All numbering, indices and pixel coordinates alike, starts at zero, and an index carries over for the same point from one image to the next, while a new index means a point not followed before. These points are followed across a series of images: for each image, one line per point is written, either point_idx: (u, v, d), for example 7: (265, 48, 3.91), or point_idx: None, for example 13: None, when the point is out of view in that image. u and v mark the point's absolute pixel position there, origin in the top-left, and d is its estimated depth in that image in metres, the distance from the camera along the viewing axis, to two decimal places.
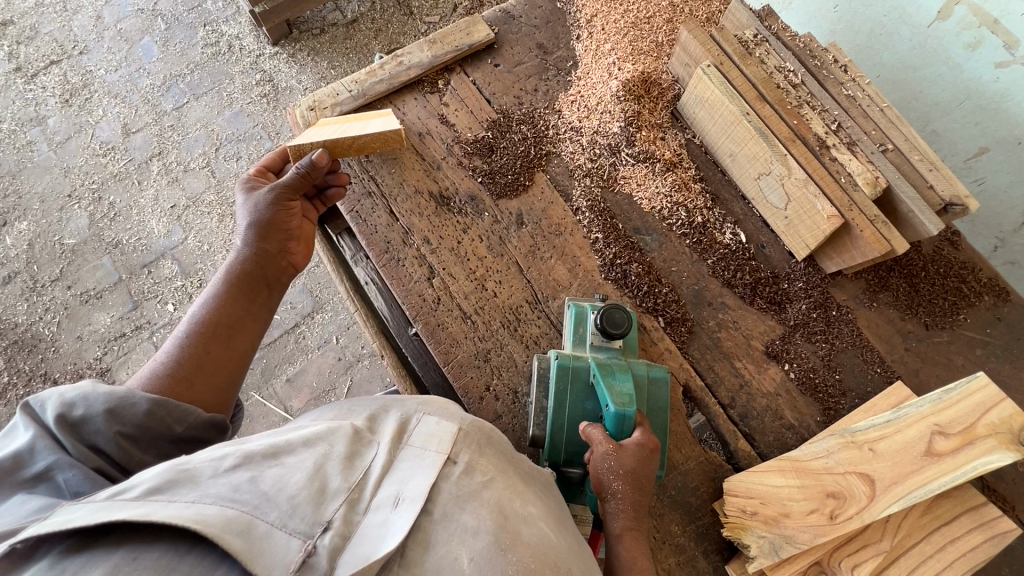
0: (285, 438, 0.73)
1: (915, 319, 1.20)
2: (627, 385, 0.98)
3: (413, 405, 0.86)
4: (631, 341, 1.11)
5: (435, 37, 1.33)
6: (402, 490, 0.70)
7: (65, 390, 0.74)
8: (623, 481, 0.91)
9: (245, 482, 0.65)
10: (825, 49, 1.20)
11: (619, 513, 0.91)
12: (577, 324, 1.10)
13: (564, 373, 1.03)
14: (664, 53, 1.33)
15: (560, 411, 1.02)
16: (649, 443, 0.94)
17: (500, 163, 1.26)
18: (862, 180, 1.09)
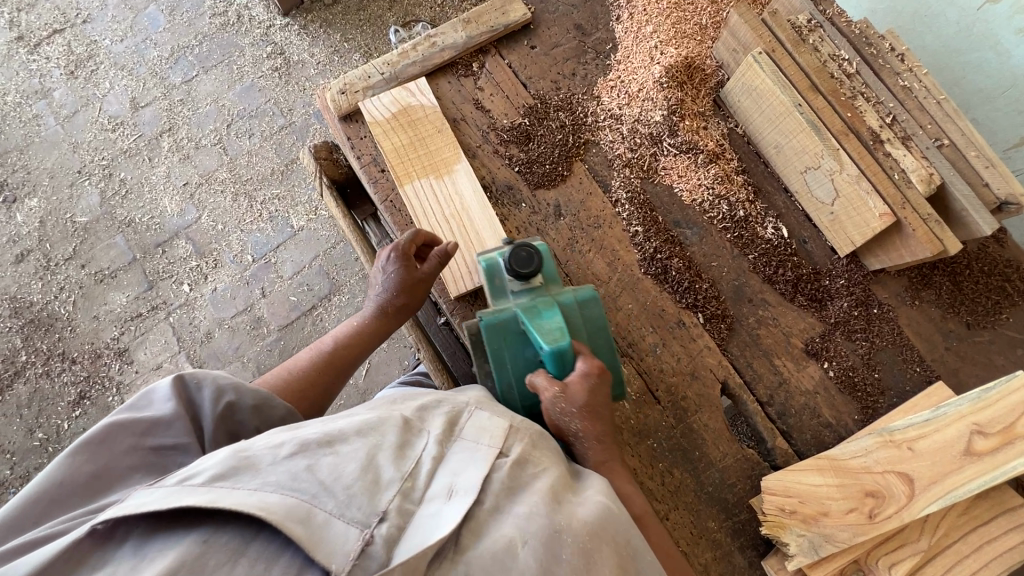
0: (339, 427, 0.73)
1: (957, 317, 1.19)
2: (556, 320, 0.93)
3: (464, 401, 0.87)
4: (549, 270, 1.05)
5: (469, 16, 1.27)
6: (454, 482, 0.71)
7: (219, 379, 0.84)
8: (582, 418, 0.89)
9: (302, 469, 0.66)
10: (881, 36, 1.15)
11: (590, 450, 0.91)
12: (491, 275, 1.04)
13: (492, 330, 0.98)
14: (709, 37, 1.27)
15: (503, 369, 0.99)
16: (593, 369, 0.91)
17: (537, 152, 1.22)
18: (916, 176, 1.06)
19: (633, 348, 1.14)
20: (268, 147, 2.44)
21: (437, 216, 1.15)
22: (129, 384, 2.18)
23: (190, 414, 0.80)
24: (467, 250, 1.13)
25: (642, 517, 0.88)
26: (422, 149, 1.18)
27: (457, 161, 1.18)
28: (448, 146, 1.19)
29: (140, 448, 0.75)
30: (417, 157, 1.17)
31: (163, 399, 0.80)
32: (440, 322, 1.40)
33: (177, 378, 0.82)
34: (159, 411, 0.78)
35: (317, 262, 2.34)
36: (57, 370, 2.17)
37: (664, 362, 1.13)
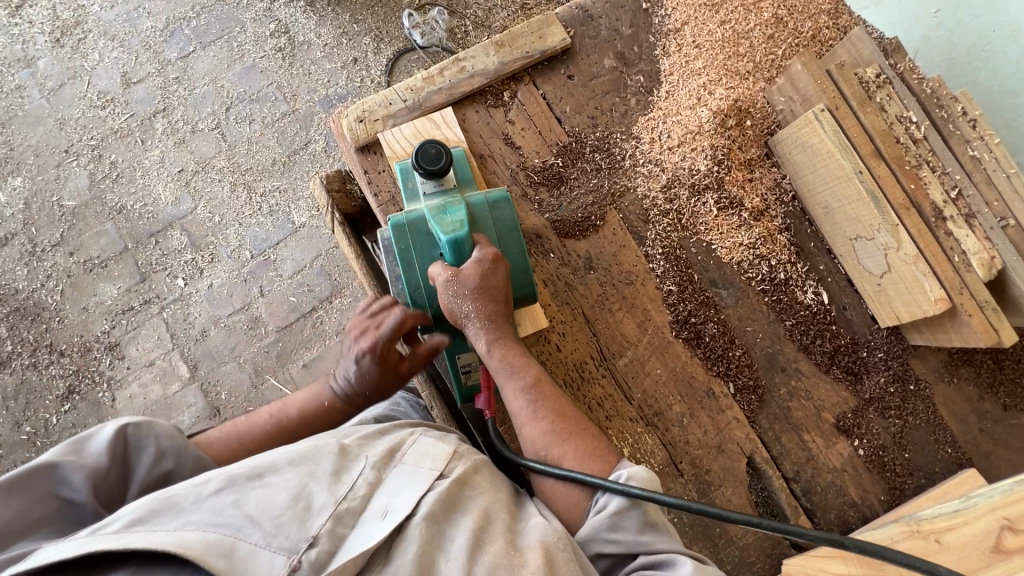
0: (271, 457, 0.70)
1: (994, 398, 1.14)
2: (458, 213, 0.96)
3: (411, 429, 0.84)
4: (464, 174, 1.05)
5: (502, 39, 1.17)
6: (390, 503, 0.70)
7: (162, 438, 0.76)
8: (473, 300, 0.91)
9: (228, 505, 0.64)
10: (954, 98, 1.06)
11: (482, 331, 0.92)
12: (405, 179, 1.03)
13: (401, 231, 0.97)
14: (763, 77, 1.17)
15: (410, 270, 0.98)
16: (488, 254, 0.94)
17: (569, 198, 1.13)
18: (977, 260, 0.98)
19: (659, 418, 1.08)
20: (268, 135, 2.30)
21: None
22: (120, 380, 2.11)
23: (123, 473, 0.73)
24: None
25: (536, 384, 0.88)
26: None
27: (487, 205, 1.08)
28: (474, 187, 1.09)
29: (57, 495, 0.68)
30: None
31: (107, 449, 0.73)
32: None
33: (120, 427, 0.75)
34: (99, 462, 0.71)
35: (317, 262, 2.23)
36: (45, 363, 2.09)
37: (691, 433, 1.08)
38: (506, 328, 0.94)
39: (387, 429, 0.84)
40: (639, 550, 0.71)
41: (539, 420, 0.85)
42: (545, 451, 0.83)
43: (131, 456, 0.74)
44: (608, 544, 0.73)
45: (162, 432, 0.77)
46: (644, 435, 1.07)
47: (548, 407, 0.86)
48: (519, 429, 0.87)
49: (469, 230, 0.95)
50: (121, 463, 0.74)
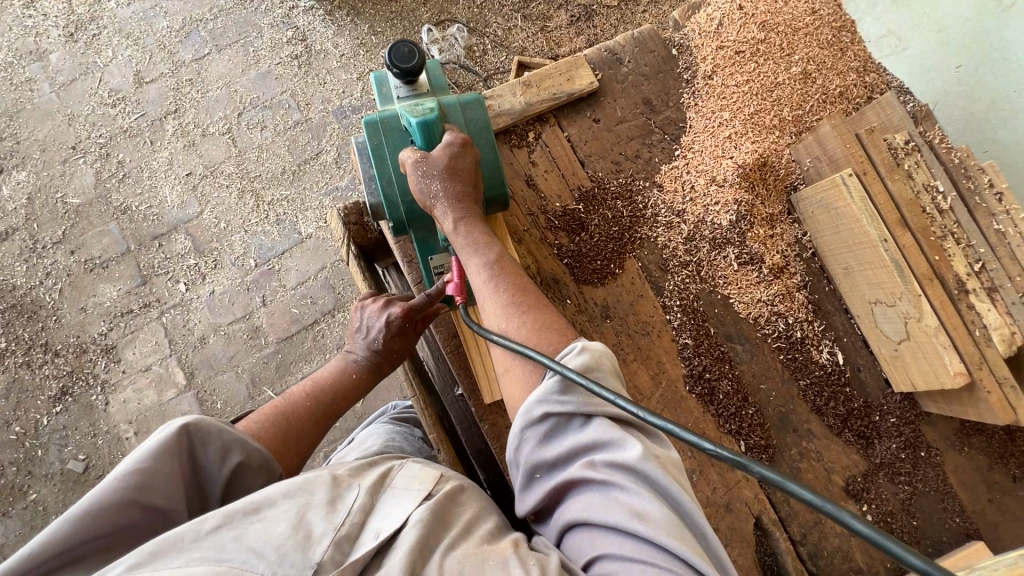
0: (263, 492, 0.65)
1: (1004, 469, 1.13)
2: (428, 104, 1.01)
3: (394, 460, 0.80)
4: (436, 82, 1.10)
5: (529, 79, 1.15)
6: (384, 526, 0.65)
7: (227, 434, 0.76)
8: (441, 180, 0.94)
9: (229, 540, 0.58)
10: (982, 168, 1.04)
11: (449, 211, 0.96)
12: (379, 86, 1.08)
13: (374, 128, 1.02)
14: (789, 132, 1.16)
15: (383, 166, 1.02)
16: (457, 139, 0.98)
17: (589, 244, 1.12)
18: (998, 335, 0.96)
19: None
20: (280, 143, 2.28)
21: None
22: (115, 384, 2.07)
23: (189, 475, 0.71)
24: None
25: (498, 258, 0.91)
26: None
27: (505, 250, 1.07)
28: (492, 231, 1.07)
29: (131, 506, 0.63)
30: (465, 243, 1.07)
31: (168, 450, 0.69)
32: (457, 392, 1.33)
33: (184, 428, 0.71)
34: (166, 464, 0.68)
35: (322, 273, 2.21)
36: (38, 362, 2.06)
37: (699, 490, 1.07)
38: (472, 209, 0.98)
39: (376, 462, 0.80)
40: (591, 414, 0.68)
41: (499, 292, 0.87)
42: (505, 322, 0.85)
43: (197, 456, 0.73)
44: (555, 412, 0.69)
45: (223, 429, 0.76)
46: None
47: (508, 280, 0.89)
48: (481, 302, 0.90)
49: (439, 118, 1.00)
50: (188, 466, 0.72)
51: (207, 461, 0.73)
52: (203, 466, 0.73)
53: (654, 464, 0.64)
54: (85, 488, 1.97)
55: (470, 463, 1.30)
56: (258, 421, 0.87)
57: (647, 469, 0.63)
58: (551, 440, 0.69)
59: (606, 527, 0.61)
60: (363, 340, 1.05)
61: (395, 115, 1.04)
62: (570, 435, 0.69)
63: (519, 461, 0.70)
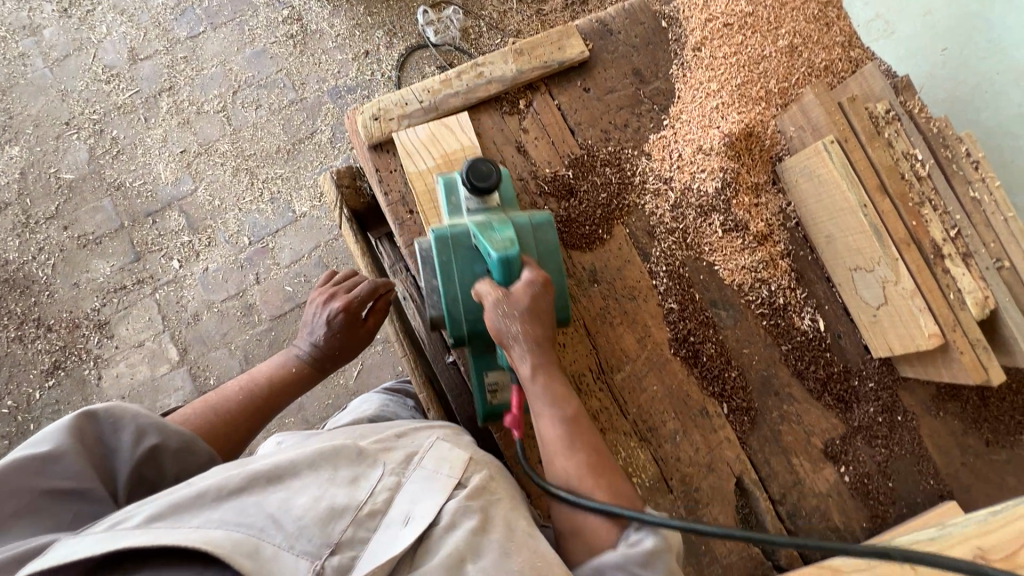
0: (291, 459, 0.74)
1: (978, 433, 1.16)
2: (507, 234, 0.91)
3: (427, 435, 0.85)
4: (507, 193, 1.03)
5: (521, 47, 1.17)
6: (411, 510, 0.72)
7: (135, 417, 0.80)
8: (522, 323, 0.85)
9: (251, 505, 0.68)
10: (959, 138, 1.08)
11: (528, 355, 0.85)
12: (447, 193, 1.01)
13: (444, 243, 0.94)
14: (775, 104, 1.18)
15: (450, 286, 0.95)
16: (538, 278, 0.89)
17: (578, 209, 1.14)
18: (971, 298, 1.00)
19: (652, 433, 1.09)
20: (275, 122, 2.28)
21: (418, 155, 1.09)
22: (108, 359, 2.08)
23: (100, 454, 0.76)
24: (433, 148, 1.10)
25: (576, 418, 0.82)
26: None
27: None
28: None
29: (39, 491, 0.69)
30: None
31: (73, 433, 0.74)
32: (449, 360, 1.35)
33: (88, 413, 0.77)
34: (67, 447, 0.73)
35: (316, 252, 2.22)
36: (30, 337, 2.06)
37: (682, 451, 1.10)
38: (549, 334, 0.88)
39: (407, 432, 0.85)
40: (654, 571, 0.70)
41: (575, 453, 0.79)
42: (577, 483, 0.78)
43: (109, 440, 0.78)
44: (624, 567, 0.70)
45: (136, 413, 0.81)
46: (638, 449, 1.08)
47: (585, 441, 0.81)
48: (550, 455, 0.81)
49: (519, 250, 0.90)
50: (102, 448, 0.77)
51: (120, 443, 0.78)
52: (115, 447, 0.77)
53: None
54: None
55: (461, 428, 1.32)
56: (185, 414, 0.94)
57: None
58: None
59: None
60: (308, 336, 1.11)
61: (466, 232, 0.96)
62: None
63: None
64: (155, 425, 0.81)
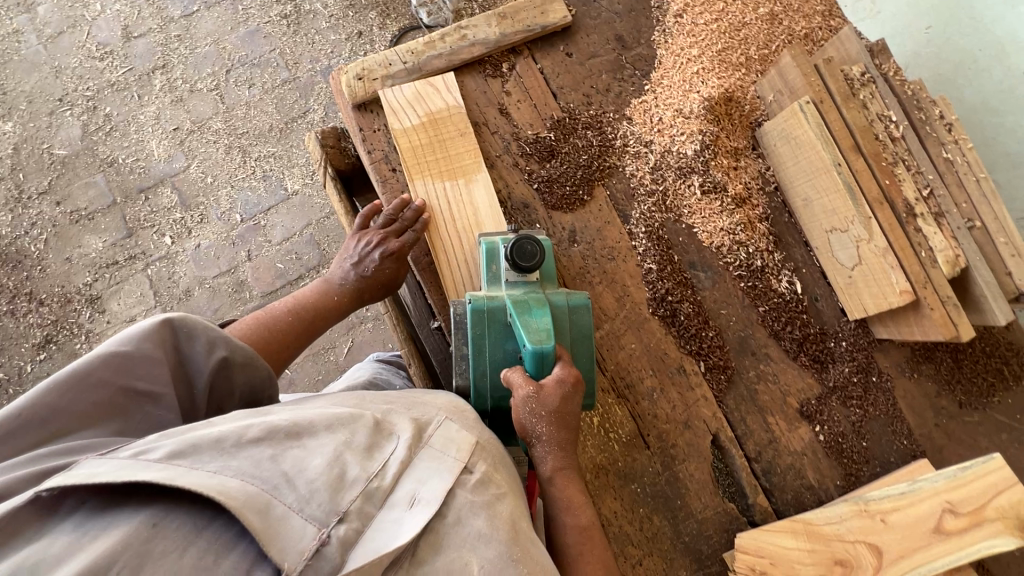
0: (309, 418, 0.68)
1: (951, 395, 1.18)
2: (545, 321, 0.88)
3: (437, 409, 0.80)
4: (548, 268, 1.01)
5: (504, 11, 1.19)
6: (420, 490, 0.66)
7: (211, 331, 0.79)
8: (548, 422, 0.84)
9: (265, 459, 0.61)
10: (934, 101, 1.09)
11: (548, 456, 0.84)
12: (489, 262, 1.00)
13: (480, 317, 0.93)
14: (754, 70, 1.20)
15: (481, 358, 0.93)
16: (570, 376, 0.86)
17: (559, 171, 1.16)
18: (942, 256, 1.02)
19: (630, 390, 1.11)
20: (267, 101, 2.29)
21: (404, 114, 1.11)
22: (99, 333, 2.09)
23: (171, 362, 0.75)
24: (417, 108, 1.12)
25: (588, 529, 0.80)
26: (440, 153, 1.11)
27: (477, 172, 1.11)
28: (467, 152, 1.12)
29: (118, 390, 0.68)
30: (435, 160, 1.11)
31: (148, 337, 0.73)
32: (434, 324, 1.35)
33: (167, 321, 0.76)
34: (142, 349, 0.72)
35: (307, 230, 2.23)
36: (23, 311, 2.08)
37: (660, 408, 1.12)
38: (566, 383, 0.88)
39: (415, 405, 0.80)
40: None
41: (584, 564, 0.78)
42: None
43: (182, 349, 0.77)
44: None
45: (208, 327, 0.79)
46: (615, 406, 1.10)
47: (595, 556, 0.79)
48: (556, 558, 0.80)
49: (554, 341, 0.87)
50: (172, 357, 0.76)
51: (195, 353, 0.77)
52: (188, 357, 0.77)
53: None
54: None
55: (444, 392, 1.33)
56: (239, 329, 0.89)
57: None
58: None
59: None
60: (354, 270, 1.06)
61: (503, 306, 0.94)
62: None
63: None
64: (224, 338, 0.80)
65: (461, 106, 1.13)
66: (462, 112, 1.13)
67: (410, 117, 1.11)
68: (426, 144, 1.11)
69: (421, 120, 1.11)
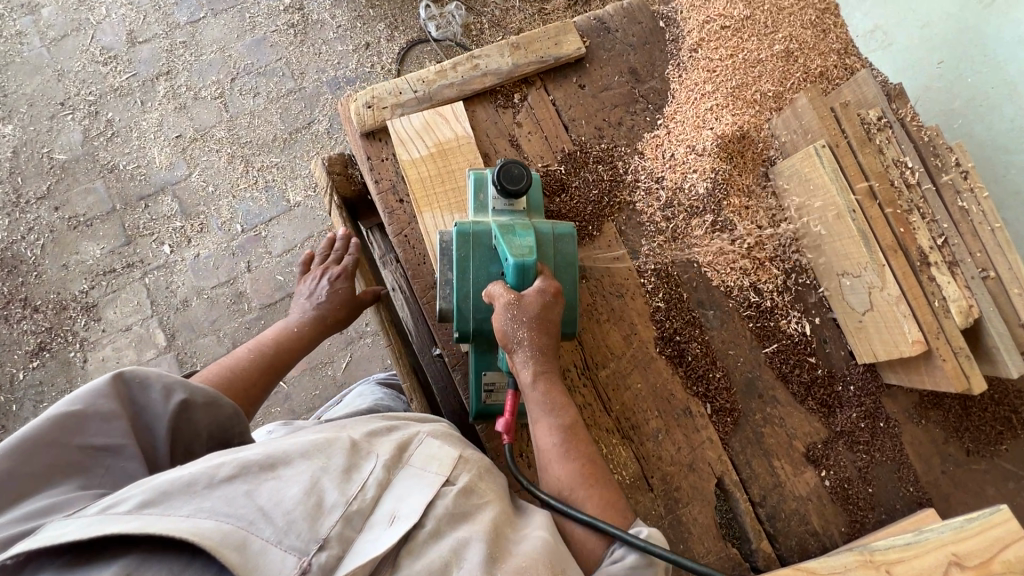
0: (283, 448, 0.70)
1: (958, 442, 1.17)
2: (528, 240, 0.92)
3: (416, 430, 0.83)
4: (535, 200, 1.04)
5: (518, 41, 1.17)
6: (399, 507, 0.69)
7: (163, 377, 0.79)
8: (529, 328, 0.86)
9: (240, 495, 0.63)
10: (950, 148, 1.08)
11: (529, 363, 0.86)
12: (476, 190, 1.02)
13: (465, 240, 0.95)
14: (769, 107, 1.18)
15: (464, 280, 0.96)
16: (551, 288, 0.89)
17: (570, 205, 1.14)
18: (955, 307, 1.01)
19: (635, 430, 1.09)
20: (272, 110, 2.27)
21: (414, 143, 1.10)
22: (94, 342, 2.06)
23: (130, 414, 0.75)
24: (426, 137, 1.10)
25: (575, 426, 0.83)
26: (450, 184, 1.09)
27: None
28: None
29: (73, 450, 0.68)
30: (444, 191, 1.09)
31: (100, 393, 0.73)
32: (434, 351, 1.33)
33: (118, 375, 0.76)
34: (96, 404, 0.72)
35: (308, 242, 2.21)
36: (17, 317, 2.05)
37: (664, 449, 1.10)
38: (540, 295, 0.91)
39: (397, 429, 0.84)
40: None
41: (568, 461, 0.80)
42: (568, 491, 0.79)
43: (139, 400, 0.77)
44: None
45: (162, 374, 0.79)
46: (619, 447, 1.08)
47: (580, 451, 0.81)
48: (545, 463, 0.83)
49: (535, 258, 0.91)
50: (130, 410, 0.75)
51: (152, 401, 0.76)
52: (146, 406, 0.76)
53: None
54: None
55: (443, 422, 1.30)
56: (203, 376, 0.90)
57: None
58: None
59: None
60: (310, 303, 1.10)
61: (488, 230, 0.97)
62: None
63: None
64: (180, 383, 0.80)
65: (471, 135, 1.12)
66: (472, 142, 1.11)
67: (419, 147, 1.10)
68: (436, 174, 1.09)
69: (429, 150, 1.10)
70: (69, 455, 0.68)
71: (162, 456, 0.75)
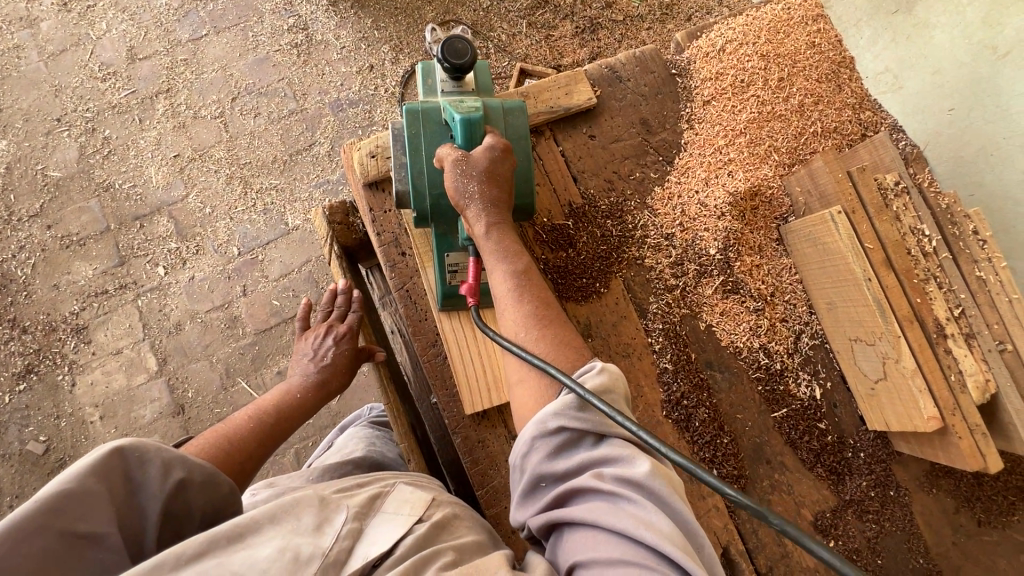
0: (250, 515, 0.67)
1: (969, 512, 1.12)
2: (476, 103, 0.96)
3: (388, 484, 0.84)
4: (484, 85, 1.07)
5: (529, 90, 1.16)
6: (370, 549, 0.68)
7: (166, 453, 0.73)
8: (479, 182, 0.89)
9: (212, 566, 0.60)
10: (967, 215, 1.05)
11: (483, 215, 0.90)
12: (425, 77, 1.06)
13: (415, 117, 0.97)
14: (782, 163, 1.16)
15: (418, 157, 0.97)
16: (500, 144, 0.92)
17: (576, 261, 1.11)
18: (972, 381, 0.96)
19: None
20: (273, 132, 2.24)
21: None
22: (83, 365, 2.01)
23: (119, 493, 0.68)
24: None
25: (527, 271, 0.87)
26: None
27: None
28: None
29: (56, 536, 0.60)
30: None
31: (91, 470, 0.66)
32: (432, 399, 1.29)
33: (116, 449, 0.69)
34: (89, 485, 0.64)
35: (306, 266, 2.16)
36: (5, 337, 2.00)
37: None
38: (505, 216, 0.93)
39: (368, 484, 0.84)
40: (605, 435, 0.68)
41: (522, 303, 0.84)
42: (523, 332, 0.82)
43: (133, 477, 0.70)
44: (573, 421, 0.69)
45: (160, 447, 0.73)
46: None
47: (533, 293, 0.85)
48: (502, 312, 0.86)
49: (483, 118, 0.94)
50: (119, 488, 0.68)
51: (150, 479, 0.71)
52: (140, 484, 0.70)
53: (662, 483, 0.63)
54: (43, 471, 1.92)
55: (440, 471, 1.26)
56: (200, 445, 0.88)
57: (655, 484, 0.63)
58: (559, 455, 0.68)
59: (611, 534, 0.60)
60: (312, 361, 1.12)
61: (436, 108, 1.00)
62: (581, 451, 0.68)
63: (525, 468, 0.69)
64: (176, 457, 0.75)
65: None
66: None
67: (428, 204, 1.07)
68: None
69: None
70: (50, 546, 0.59)
71: (148, 542, 0.69)
